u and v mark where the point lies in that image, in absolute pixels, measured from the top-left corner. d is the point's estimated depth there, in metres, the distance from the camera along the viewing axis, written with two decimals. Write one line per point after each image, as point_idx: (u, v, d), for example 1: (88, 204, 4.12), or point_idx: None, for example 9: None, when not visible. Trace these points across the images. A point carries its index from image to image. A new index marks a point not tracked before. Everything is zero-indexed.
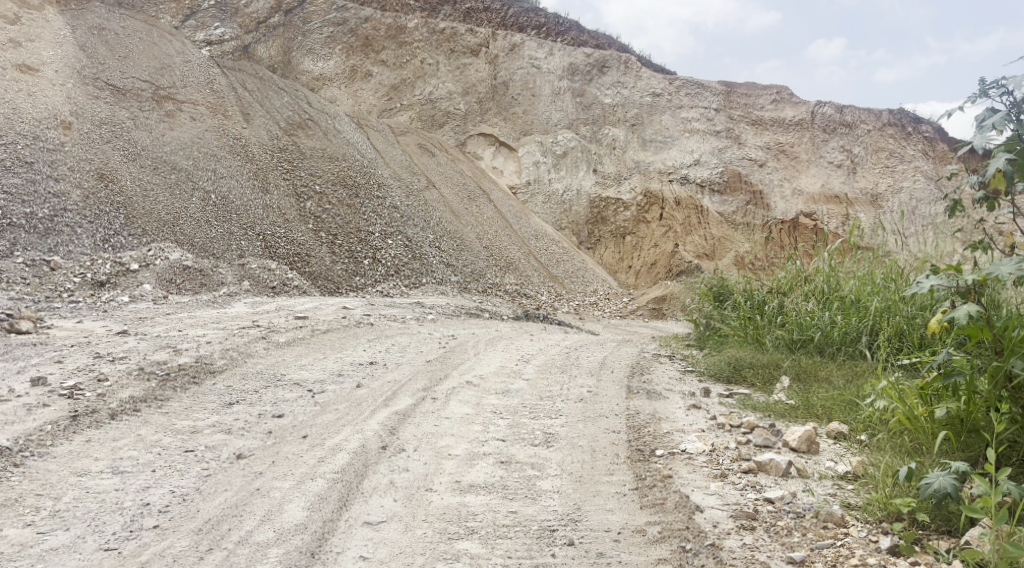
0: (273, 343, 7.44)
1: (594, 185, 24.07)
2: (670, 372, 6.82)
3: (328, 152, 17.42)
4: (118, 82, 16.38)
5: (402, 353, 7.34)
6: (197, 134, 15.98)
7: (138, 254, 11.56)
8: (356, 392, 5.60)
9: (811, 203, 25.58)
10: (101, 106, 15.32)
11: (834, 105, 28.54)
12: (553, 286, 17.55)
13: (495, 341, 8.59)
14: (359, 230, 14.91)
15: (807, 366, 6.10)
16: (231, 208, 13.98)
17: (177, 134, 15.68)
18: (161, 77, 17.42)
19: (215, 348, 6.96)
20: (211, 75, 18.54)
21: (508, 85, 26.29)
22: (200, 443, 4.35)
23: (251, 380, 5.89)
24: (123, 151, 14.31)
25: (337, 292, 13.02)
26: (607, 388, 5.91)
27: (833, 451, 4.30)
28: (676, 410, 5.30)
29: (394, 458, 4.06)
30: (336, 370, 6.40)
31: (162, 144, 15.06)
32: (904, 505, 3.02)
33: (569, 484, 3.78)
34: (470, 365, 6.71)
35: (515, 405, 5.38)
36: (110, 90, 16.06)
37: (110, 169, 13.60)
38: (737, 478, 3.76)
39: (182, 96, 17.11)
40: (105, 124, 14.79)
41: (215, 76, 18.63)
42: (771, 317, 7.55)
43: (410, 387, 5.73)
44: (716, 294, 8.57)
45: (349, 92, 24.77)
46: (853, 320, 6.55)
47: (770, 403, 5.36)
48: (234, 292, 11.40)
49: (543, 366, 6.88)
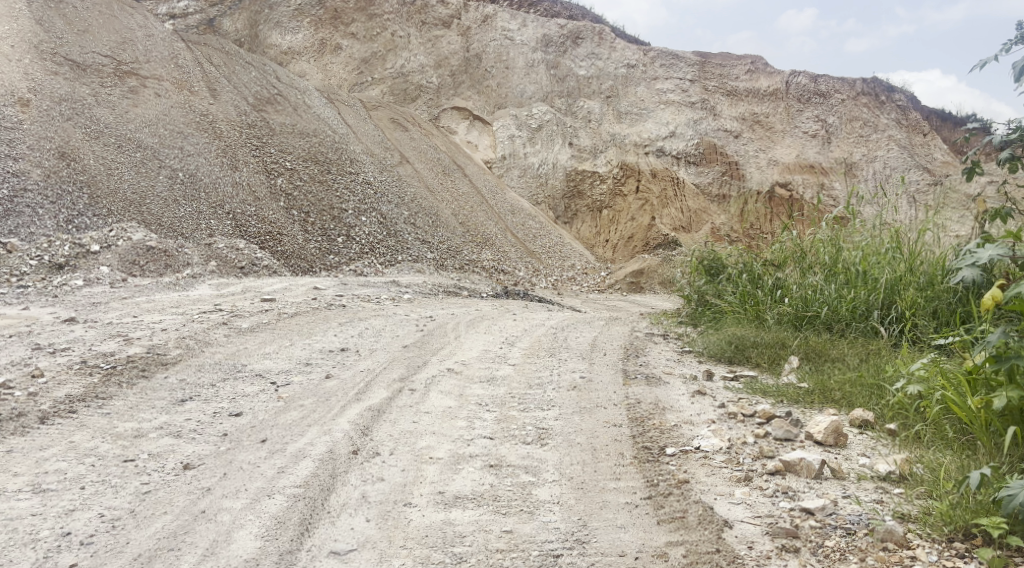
0: (235, 330, 6.81)
1: (571, 158, 23.47)
2: (666, 353, 6.31)
3: (298, 127, 16.68)
4: (76, 57, 15.43)
5: (376, 338, 6.77)
6: (162, 111, 15.14)
7: (98, 235, 10.84)
8: (324, 384, 5.05)
9: (786, 173, 25.11)
10: (59, 82, 14.38)
11: (808, 74, 27.91)
12: (532, 261, 17.00)
13: (476, 322, 8.03)
14: (332, 207, 14.23)
15: (817, 345, 5.62)
16: (199, 186, 13.26)
17: (141, 111, 14.80)
18: (122, 51, 16.48)
19: (171, 337, 6.34)
20: (175, 50, 17.59)
21: (481, 57, 25.57)
22: (142, 451, 3.76)
23: (208, 373, 5.31)
24: (85, 129, 13.48)
25: (310, 271, 12.36)
26: (601, 373, 5.41)
27: (864, 443, 3.82)
28: (680, 398, 4.81)
29: (366, 465, 3.51)
30: (303, 359, 5.83)
31: (125, 121, 14.21)
32: (989, 524, 2.59)
33: (571, 493, 3.27)
34: (450, 350, 6.16)
35: (503, 396, 4.86)
36: (69, 65, 15.11)
37: (71, 148, 12.78)
38: (763, 483, 3.26)
39: (145, 71, 16.19)
40: (65, 101, 13.89)
41: (179, 50, 17.69)
42: (771, 291, 7.06)
43: (384, 377, 5.17)
44: (708, 268, 8.05)
45: (318, 65, 23.80)
46: (861, 294, 6.09)
47: (782, 389, 4.88)
48: (199, 273, 10.72)
49: (530, 349, 6.36)
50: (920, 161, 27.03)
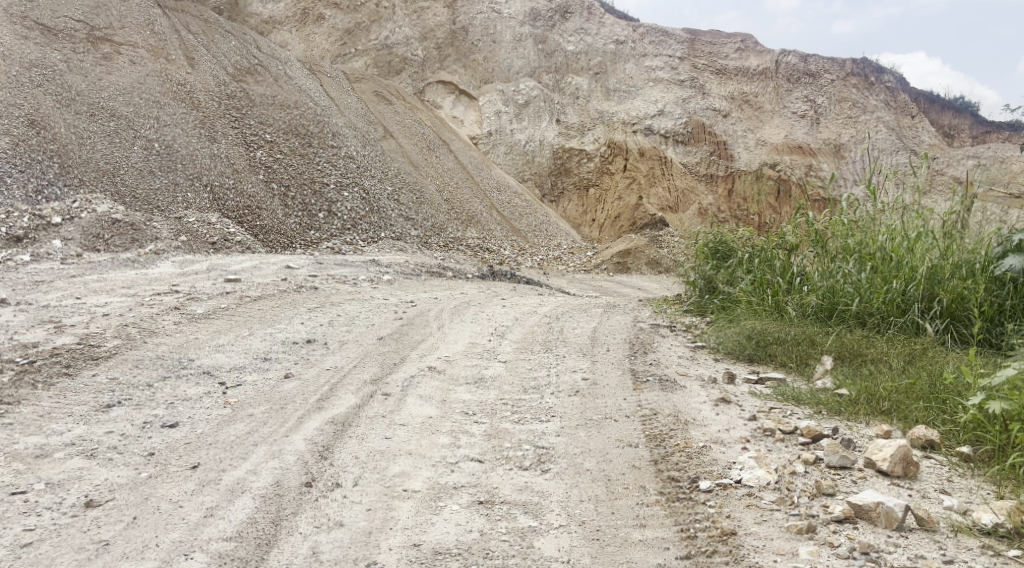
0: (188, 316, 6.01)
1: (558, 135, 22.60)
2: (677, 349, 5.54)
3: (279, 99, 15.75)
4: (48, 22, 14.37)
5: (350, 327, 5.98)
6: (138, 79, 14.12)
7: (61, 207, 10.03)
8: (282, 387, 4.29)
9: (775, 154, 24.34)
10: (29, 47, 13.34)
11: (797, 54, 27.06)
12: (517, 240, 16.23)
13: (462, 309, 7.24)
14: (313, 180, 13.34)
15: (853, 343, 4.91)
16: (177, 158, 12.35)
17: (115, 78, 13.79)
18: (96, 16, 15.40)
19: (112, 325, 5.52)
20: (152, 15, 16.48)
21: (468, 30, 24.60)
22: (39, 479, 2.99)
23: (145, 370, 4.51)
24: (56, 96, 12.50)
25: (289, 248, 11.54)
26: (607, 375, 4.67)
27: (939, 473, 3.12)
28: (701, 407, 4.08)
29: (321, 504, 2.78)
30: (262, 353, 5.05)
31: (99, 89, 13.23)
32: None
33: (585, 548, 2.58)
34: (432, 345, 5.38)
35: (492, 404, 4.11)
36: (40, 30, 14.07)
37: (42, 115, 11.81)
38: (831, 536, 2.56)
39: (120, 37, 15.13)
40: (36, 67, 12.88)
41: (156, 17, 16.53)
42: (790, 280, 6.34)
43: (353, 378, 4.40)
44: (714, 251, 7.36)
45: (300, 36, 22.69)
46: (899, 283, 5.35)
47: (822, 397, 4.17)
48: (166, 248, 9.83)
49: (522, 343, 5.61)
50: (908, 144, 26.41)
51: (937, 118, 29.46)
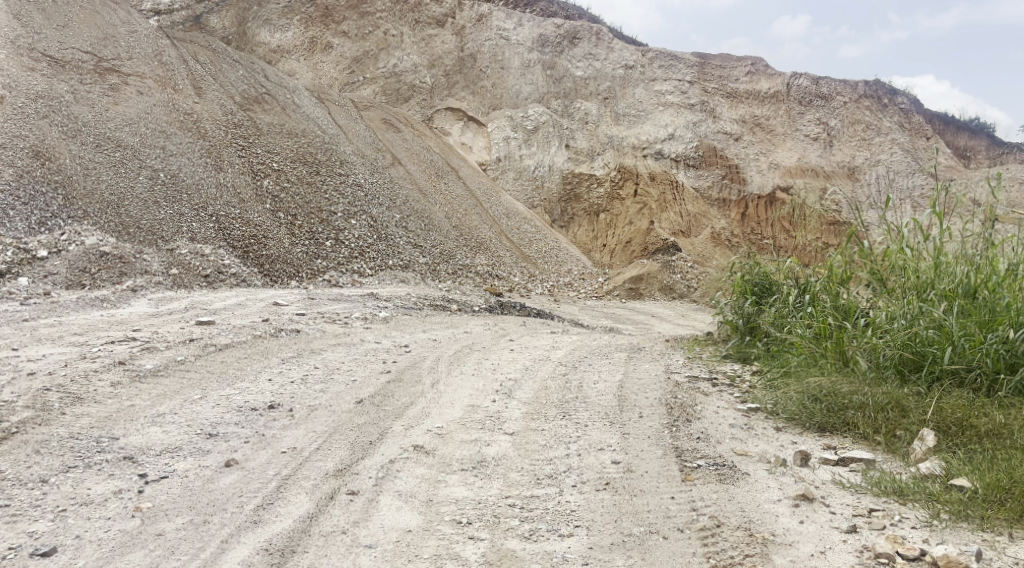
0: (131, 375, 4.96)
1: (567, 160, 21.64)
2: (731, 417, 4.39)
3: (286, 127, 14.84)
4: (55, 53, 13.57)
5: (323, 386, 4.93)
6: (145, 109, 13.24)
7: (47, 238, 9.11)
8: (218, 481, 3.25)
9: (788, 177, 23.22)
10: (35, 78, 12.53)
11: (809, 77, 26.06)
12: (527, 266, 15.15)
13: (463, 356, 6.15)
14: (320, 209, 12.40)
15: (967, 412, 3.81)
16: (182, 188, 11.42)
17: (122, 109, 12.91)
18: (104, 47, 14.61)
19: (29, 391, 4.44)
20: (160, 46, 15.63)
21: (476, 57, 23.79)
22: None
23: (45, 458, 3.45)
24: (61, 127, 11.63)
25: (295, 278, 10.57)
26: (649, 456, 3.59)
27: None
28: (776, 510, 3.02)
29: None
30: (207, 428, 3.98)
31: (105, 120, 12.34)
32: None
33: None
34: (422, 411, 4.32)
35: (495, 506, 3.04)
36: (47, 61, 13.26)
37: (47, 147, 10.93)
38: None
39: (128, 68, 14.27)
40: (41, 97, 12.03)
41: (164, 47, 15.71)
42: (856, 322, 5.27)
43: (310, 469, 3.35)
44: (754, 286, 6.33)
45: (308, 65, 21.82)
46: (1006, 328, 4.27)
47: (936, 490, 3.10)
48: (150, 284, 8.82)
49: (534, 405, 4.54)
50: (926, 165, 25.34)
51: (951, 140, 28.41)
